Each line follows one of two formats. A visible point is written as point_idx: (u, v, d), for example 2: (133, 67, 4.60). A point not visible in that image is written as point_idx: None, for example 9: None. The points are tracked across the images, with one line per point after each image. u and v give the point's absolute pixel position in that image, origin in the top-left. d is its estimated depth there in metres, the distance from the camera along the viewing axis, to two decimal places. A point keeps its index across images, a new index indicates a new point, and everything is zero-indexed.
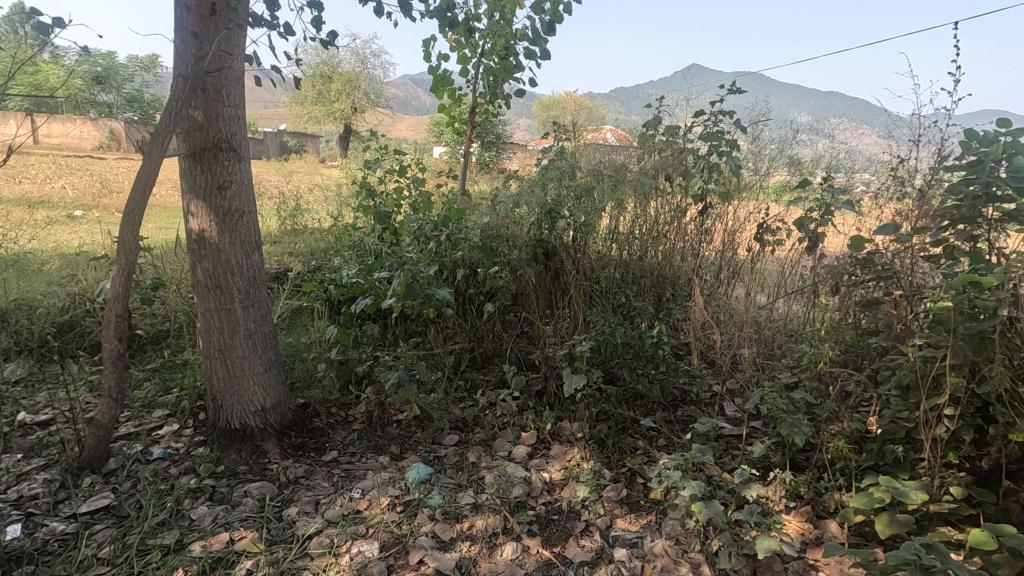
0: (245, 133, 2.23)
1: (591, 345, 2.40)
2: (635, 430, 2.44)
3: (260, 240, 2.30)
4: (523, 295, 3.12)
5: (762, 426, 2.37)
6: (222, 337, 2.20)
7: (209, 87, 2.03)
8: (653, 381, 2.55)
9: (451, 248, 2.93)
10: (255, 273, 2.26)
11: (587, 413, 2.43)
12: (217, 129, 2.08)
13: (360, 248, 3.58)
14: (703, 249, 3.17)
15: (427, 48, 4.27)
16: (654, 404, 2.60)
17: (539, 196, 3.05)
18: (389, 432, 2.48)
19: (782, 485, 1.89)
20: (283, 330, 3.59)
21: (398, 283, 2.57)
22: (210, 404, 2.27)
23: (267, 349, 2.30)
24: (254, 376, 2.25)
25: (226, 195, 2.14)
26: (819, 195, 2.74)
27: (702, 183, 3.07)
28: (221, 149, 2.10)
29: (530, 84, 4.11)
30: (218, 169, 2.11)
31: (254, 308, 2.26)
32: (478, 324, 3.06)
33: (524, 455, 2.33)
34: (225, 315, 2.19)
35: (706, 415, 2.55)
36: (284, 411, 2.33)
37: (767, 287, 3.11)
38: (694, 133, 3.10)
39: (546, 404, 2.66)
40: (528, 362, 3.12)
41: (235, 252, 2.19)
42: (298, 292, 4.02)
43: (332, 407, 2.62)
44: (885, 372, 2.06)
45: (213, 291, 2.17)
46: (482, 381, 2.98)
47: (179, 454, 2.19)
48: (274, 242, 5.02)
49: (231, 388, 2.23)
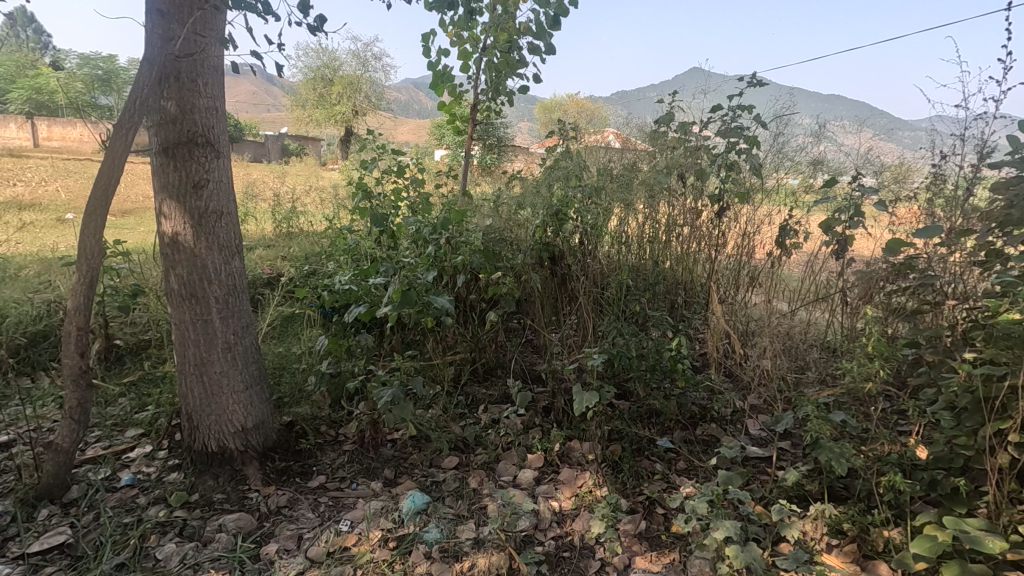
0: (225, 126, 2.04)
1: (604, 359, 2.20)
2: (652, 452, 2.23)
3: (241, 244, 2.10)
4: (528, 302, 2.93)
5: (792, 448, 2.16)
6: (197, 351, 2.00)
7: (183, 76, 1.85)
8: (671, 397, 2.35)
9: (452, 252, 2.73)
10: (235, 280, 2.06)
11: (599, 432, 2.23)
12: (192, 122, 1.89)
13: (356, 252, 3.39)
14: (716, 253, 2.94)
15: (426, 42, 4.09)
16: (671, 422, 2.39)
17: (546, 196, 2.85)
18: (382, 453, 2.27)
19: (823, 520, 1.67)
20: (274, 339, 3.40)
21: (393, 289, 2.38)
22: (186, 424, 2.07)
23: (248, 364, 2.10)
24: (234, 394, 2.04)
25: (202, 195, 1.94)
26: (848, 194, 2.54)
27: (720, 181, 2.87)
28: (197, 145, 1.91)
29: (535, 80, 3.91)
30: (193, 167, 1.92)
31: (235, 320, 2.06)
32: (479, 333, 2.85)
33: (531, 481, 2.12)
34: (201, 326, 1.99)
35: (729, 434, 2.34)
36: (268, 432, 2.13)
37: (789, 294, 2.90)
38: (711, 129, 2.89)
39: (553, 421, 2.46)
40: (534, 374, 2.92)
41: (212, 257, 1.99)
42: (291, 297, 3.82)
43: (321, 425, 2.41)
44: (932, 391, 1.86)
45: (189, 300, 1.97)
46: (485, 395, 2.77)
47: (150, 480, 1.99)
48: (268, 245, 4.83)
49: (209, 407, 2.02)
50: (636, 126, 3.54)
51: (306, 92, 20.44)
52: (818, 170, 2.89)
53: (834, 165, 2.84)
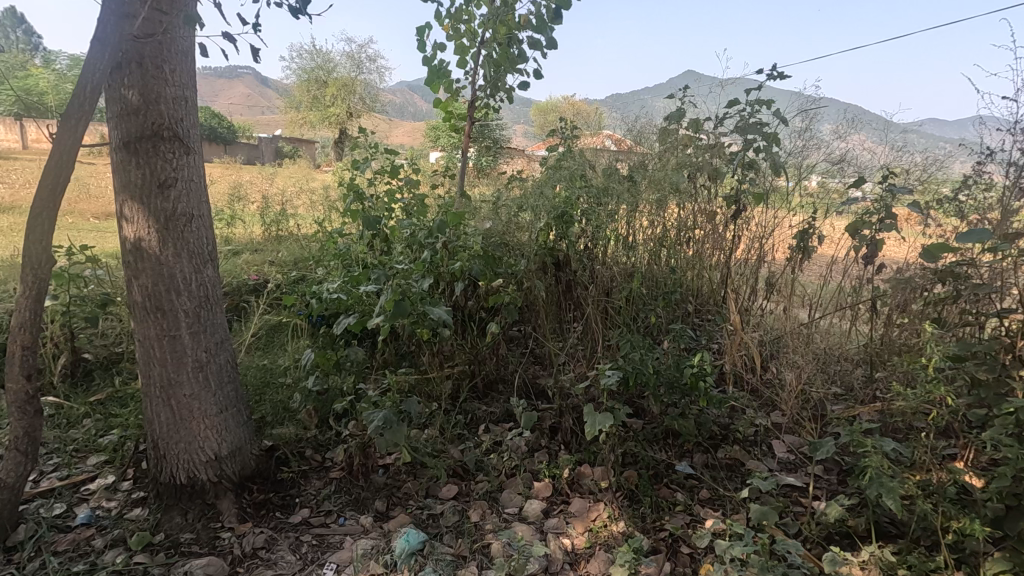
0: (196, 119, 1.84)
1: (617, 377, 2.01)
2: (672, 479, 2.03)
3: (215, 251, 1.89)
4: (531, 311, 2.72)
5: (826, 475, 1.96)
6: (164, 371, 1.78)
7: (146, 61, 1.66)
8: (690, 416, 2.15)
9: (449, 257, 2.53)
10: (208, 291, 1.85)
11: (612, 457, 2.02)
12: (157, 113, 1.69)
13: (347, 256, 3.18)
14: (733, 258, 2.78)
15: (421, 36, 3.89)
16: (690, 445, 2.19)
17: (549, 197, 2.65)
18: (374, 481, 2.05)
19: (874, 566, 1.47)
20: (259, 351, 3.17)
21: (385, 299, 2.19)
22: (152, 452, 1.85)
23: (223, 384, 1.88)
24: (206, 418, 1.82)
25: (169, 195, 1.73)
26: (878, 195, 2.36)
27: (736, 181, 2.68)
28: (163, 139, 1.70)
29: (535, 76, 3.71)
30: (159, 163, 1.71)
31: (208, 335, 1.84)
32: (479, 345, 2.64)
33: (539, 513, 1.92)
34: (168, 343, 1.77)
35: (755, 458, 2.14)
36: (244, 460, 1.91)
37: (811, 303, 2.71)
38: (727, 125, 2.69)
39: (561, 443, 2.26)
40: (538, 389, 2.71)
41: (181, 265, 1.77)
42: (278, 305, 3.60)
43: (306, 449, 2.18)
44: (987, 414, 1.66)
45: (154, 314, 1.75)
46: (486, 413, 2.56)
47: (109, 517, 1.77)
48: (255, 250, 4.60)
49: (177, 433, 1.80)
50: (641, 117, 3.31)
51: (300, 93, 20.24)
52: (829, 169, 2.69)
53: (858, 163, 2.64)
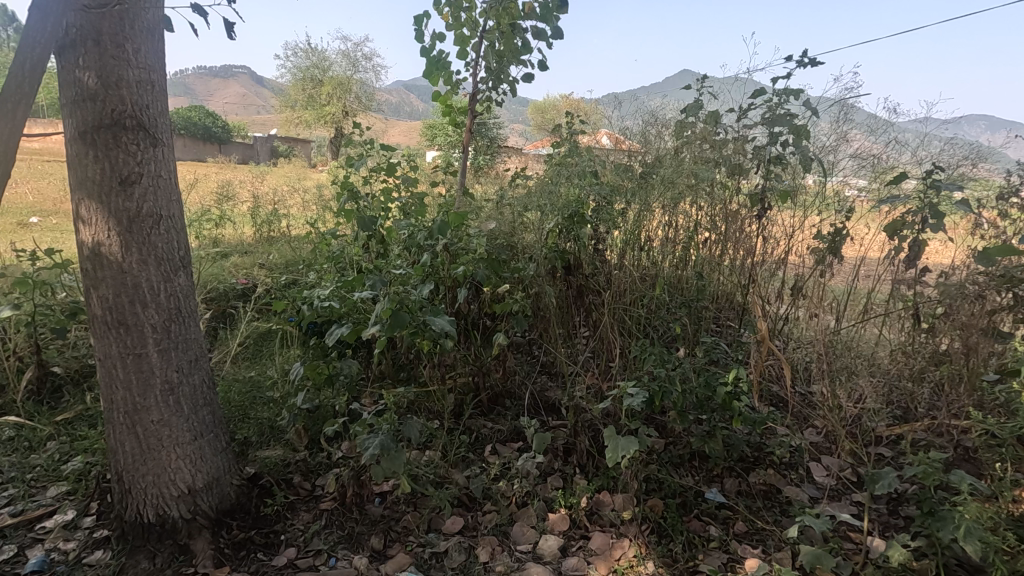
0: (165, 107, 1.62)
1: (642, 395, 1.81)
2: (702, 510, 1.83)
3: (188, 256, 1.66)
4: (539, 319, 2.51)
5: (876, 505, 1.76)
6: (128, 395, 1.56)
7: (104, 38, 1.45)
8: (719, 437, 1.94)
9: (449, 261, 2.34)
10: (180, 302, 1.62)
11: (635, 486, 1.83)
12: (118, 98, 1.47)
13: (340, 260, 2.97)
14: (762, 260, 2.56)
15: (419, 25, 3.67)
16: (720, 469, 1.98)
17: (558, 195, 2.44)
18: (370, 513, 1.84)
19: None
20: (245, 361, 2.95)
21: (382, 307, 2.00)
22: (116, 486, 1.63)
23: (197, 407, 1.66)
24: (177, 448, 1.61)
25: (132, 193, 1.51)
26: (922, 193, 2.16)
27: (761, 177, 2.48)
28: (125, 129, 1.49)
29: (540, 67, 3.50)
30: (120, 156, 1.49)
31: (180, 352, 1.62)
32: (484, 357, 2.43)
33: (556, 551, 1.72)
34: (132, 363, 1.54)
35: (792, 484, 1.94)
36: (221, 492, 1.70)
37: (842, 309, 2.51)
38: (753, 116, 2.47)
39: (576, 466, 2.05)
40: (548, 403, 2.50)
41: (147, 274, 1.55)
42: (267, 312, 3.38)
43: (294, 476, 1.97)
44: None
45: (116, 330, 1.53)
46: (493, 431, 2.35)
47: (66, 563, 1.56)
48: (245, 252, 4.38)
49: (144, 465, 1.59)
50: (647, 100, 3.07)
51: (295, 92, 19.95)
52: (854, 165, 2.45)
53: (892, 157, 2.42)
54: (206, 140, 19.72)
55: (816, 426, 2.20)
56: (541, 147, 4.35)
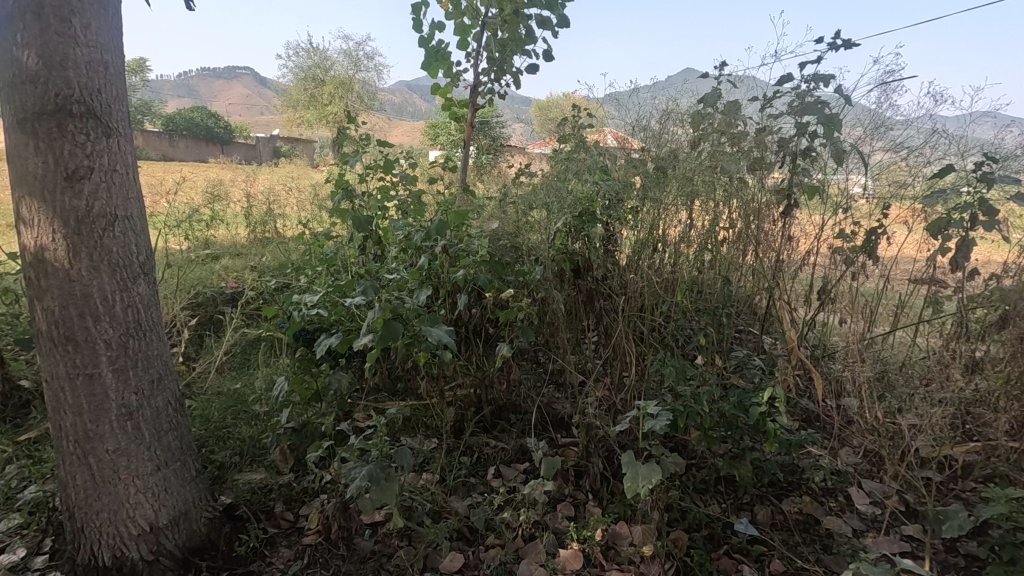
0: (122, 91, 1.42)
1: (665, 416, 1.61)
2: (732, 546, 1.62)
3: (151, 262, 1.47)
4: (547, 327, 2.31)
5: (933, 542, 1.55)
6: (79, 422, 1.36)
7: (46, 11, 1.25)
8: (749, 461, 1.74)
9: (450, 264, 2.16)
10: (140, 314, 1.42)
11: (657, 518, 1.63)
12: (63, 80, 1.27)
13: (334, 262, 2.78)
14: (787, 261, 2.36)
15: (417, 15, 3.47)
16: (751, 497, 1.78)
17: (566, 192, 2.24)
18: (359, 549, 1.64)
19: None
20: (232, 371, 2.77)
21: (374, 316, 1.79)
22: (69, 523, 1.45)
23: (161, 432, 1.47)
24: (137, 480, 1.42)
25: (81, 191, 1.31)
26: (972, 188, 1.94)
27: (788, 171, 2.27)
28: (71, 116, 1.29)
29: (546, 57, 3.29)
30: (66, 148, 1.29)
31: (140, 372, 1.42)
32: (487, 369, 2.23)
33: None
34: (83, 385, 1.35)
35: (833, 514, 1.73)
36: (189, 528, 1.51)
37: (876, 316, 2.31)
38: (780, 104, 2.27)
39: (590, 492, 1.86)
40: (557, 418, 2.30)
41: (100, 282, 1.35)
42: (257, 317, 3.19)
43: (276, 505, 1.77)
44: None
45: (63, 347, 1.33)
46: (497, 450, 2.15)
47: None
48: (236, 254, 4.20)
49: (99, 500, 1.40)
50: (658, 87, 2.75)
51: (296, 92, 19.79)
52: (893, 156, 2.23)
53: (944, 144, 2.17)
54: (206, 140, 19.58)
55: (854, 446, 1.99)
56: (543, 148, 4.10)
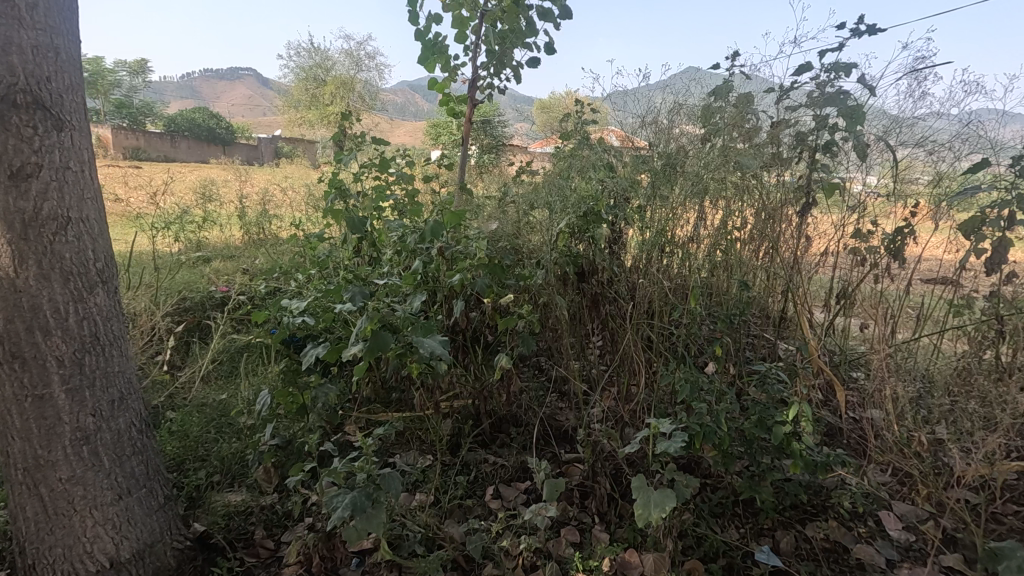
0: (77, 80, 1.27)
1: (679, 437, 1.45)
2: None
3: (109, 269, 1.33)
4: (549, 335, 2.17)
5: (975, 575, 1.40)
6: (28, 448, 1.23)
7: None
8: (770, 483, 1.60)
9: (446, 268, 2.01)
10: (96, 327, 1.29)
11: (670, 547, 1.49)
12: (4, 65, 1.13)
13: (326, 266, 2.65)
14: (806, 264, 2.22)
15: (414, 7, 3.33)
16: (773, 521, 1.64)
17: (570, 190, 2.10)
18: None
19: None
20: (218, 381, 2.63)
21: (362, 325, 1.64)
22: (20, 557, 1.32)
23: (122, 456, 1.34)
24: (94, 511, 1.29)
25: (27, 191, 1.17)
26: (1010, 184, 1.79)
27: (805, 169, 2.18)
28: (15, 106, 1.14)
29: (547, 50, 3.15)
30: (9, 142, 1.15)
31: (96, 392, 1.29)
32: (485, 380, 2.09)
33: None
34: (32, 407, 1.21)
35: (862, 541, 1.59)
36: (154, 561, 1.38)
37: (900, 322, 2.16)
38: (797, 97, 2.16)
39: (597, 516, 1.73)
40: (560, 432, 2.17)
41: (51, 292, 1.21)
42: (247, 322, 3.05)
43: (257, 530, 1.64)
44: None
45: (8, 365, 1.19)
46: (496, 467, 2.01)
47: None
48: (228, 256, 4.06)
49: (52, 533, 1.27)
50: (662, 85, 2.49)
51: (296, 92, 19.70)
52: (925, 150, 2.07)
53: (983, 133, 1.99)
54: (206, 140, 19.48)
55: (881, 464, 1.85)
56: (544, 148, 4.14)
